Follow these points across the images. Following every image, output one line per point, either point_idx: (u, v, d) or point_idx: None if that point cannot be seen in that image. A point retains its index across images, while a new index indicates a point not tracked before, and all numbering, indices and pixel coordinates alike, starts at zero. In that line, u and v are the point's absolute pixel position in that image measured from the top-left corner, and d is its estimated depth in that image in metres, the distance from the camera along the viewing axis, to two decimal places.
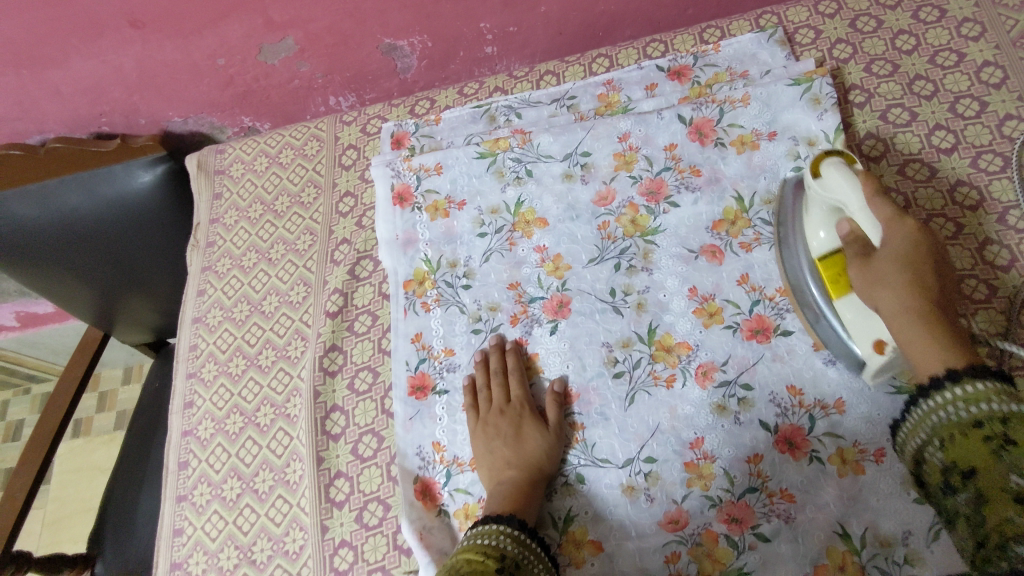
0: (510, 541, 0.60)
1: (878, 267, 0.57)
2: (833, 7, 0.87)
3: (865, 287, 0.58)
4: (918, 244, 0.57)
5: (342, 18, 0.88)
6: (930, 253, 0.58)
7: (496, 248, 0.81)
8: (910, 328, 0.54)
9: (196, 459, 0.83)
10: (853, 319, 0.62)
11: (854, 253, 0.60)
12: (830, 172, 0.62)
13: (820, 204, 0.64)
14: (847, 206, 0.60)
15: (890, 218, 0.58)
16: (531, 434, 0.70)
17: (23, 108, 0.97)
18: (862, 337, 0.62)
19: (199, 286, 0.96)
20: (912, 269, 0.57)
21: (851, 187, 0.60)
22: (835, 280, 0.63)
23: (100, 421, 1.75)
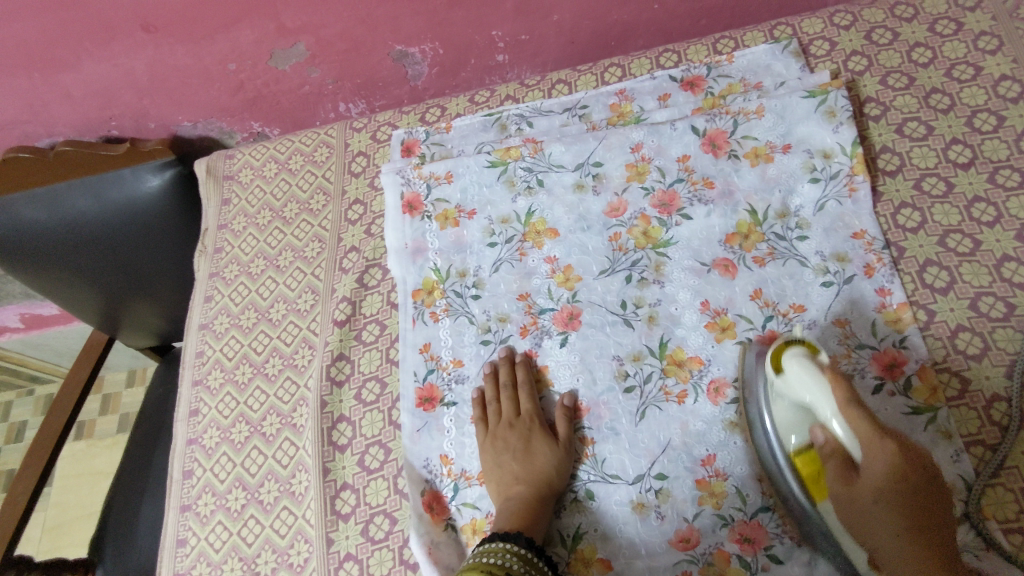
0: (517, 559, 0.59)
1: (862, 501, 0.54)
2: (848, 19, 0.86)
3: (851, 524, 0.55)
4: (902, 469, 0.54)
5: (354, 24, 0.88)
6: (918, 473, 0.54)
7: (506, 259, 0.80)
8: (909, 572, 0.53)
9: (201, 468, 0.83)
10: (835, 526, 0.57)
11: (835, 479, 0.55)
12: (794, 374, 0.58)
13: (788, 400, 0.59)
14: (818, 411, 0.56)
15: (870, 447, 0.54)
16: (539, 447, 0.69)
17: (33, 112, 0.97)
18: (847, 550, 0.57)
19: (206, 292, 0.95)
20: (900, 495, 0.53)
21: (822, 393, 0.56)
22: (814, 481, 0.58)
23: (103, 425, 1.74)
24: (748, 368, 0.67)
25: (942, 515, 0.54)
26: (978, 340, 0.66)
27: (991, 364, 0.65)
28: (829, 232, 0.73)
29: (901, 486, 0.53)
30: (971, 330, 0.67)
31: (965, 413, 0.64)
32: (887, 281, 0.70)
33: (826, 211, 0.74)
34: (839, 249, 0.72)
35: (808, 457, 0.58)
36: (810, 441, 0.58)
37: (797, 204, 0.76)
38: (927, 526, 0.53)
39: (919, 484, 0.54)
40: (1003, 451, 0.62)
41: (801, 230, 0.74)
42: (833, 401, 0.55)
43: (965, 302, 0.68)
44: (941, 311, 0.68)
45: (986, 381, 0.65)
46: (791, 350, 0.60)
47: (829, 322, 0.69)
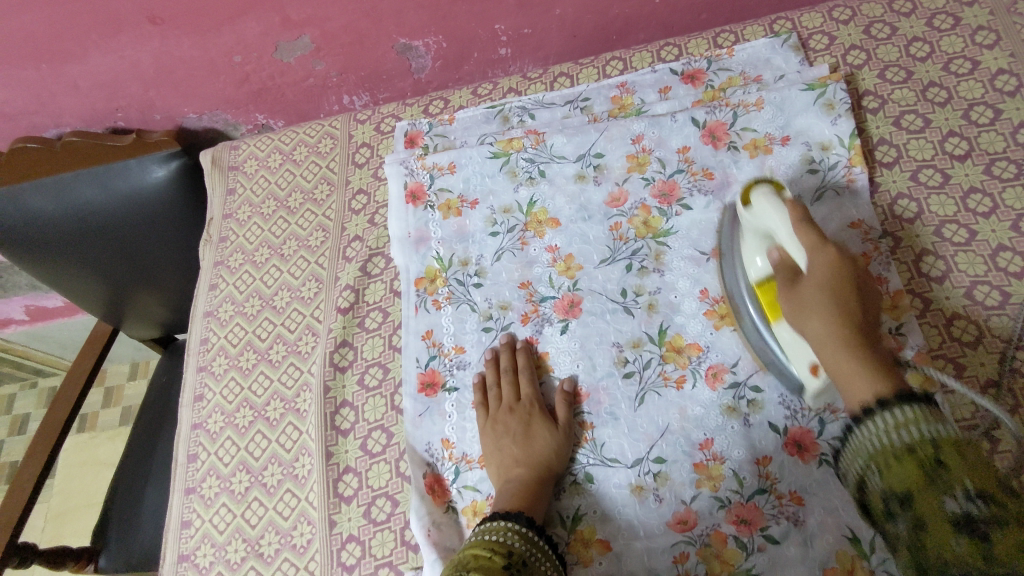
0: (518, 537, 0.60)
1: (801, 292, 0.57)
2: (847, 14, 0.87)
3: (793, 313, 0.58)
4: (840, 268, 0.56)
5: (358, 17, 0.89)
6: (854, 278, 0.57)
7: (508, 248, 0.81)
8: (835, 358, 0.54)
9: (205, 452, 0.84)
10: (789, 342, 0.63)
11: (784, 279, 0.59)
12: (762, 203, 0.62)
13: (753, 233, 0.65)
14: (777, 233, 0.60)
15: (812, 244, 0.57)
16: (539, 430, 0.70)
17: (41, 102, 0.98)
18: (797, 359, 0.63)
19: (211, 280, 0.96)
20: (836, 288, 0.56)
21: (778, 215, 0.60)
22: (772, 306, 0.64)
23: (106, 416, 1.75)
24: (725, 237, 0.73)
25: (874, 326, 0.56)
26: (973, 328, 0.67)
27: (985, 352, 0.66)
28: (827, 222, 0.74)
29: (838, 282, 0.56)
30: (967, 318, 0.68)
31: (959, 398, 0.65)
32: (884, 268, 0.71)
33: (824, 201, 0.75)
34: (836, 238, 0.73)
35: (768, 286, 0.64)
36: (768, 267, 0.64)
37: (795, 195, 0.77)
38: (860, 322, 0.55)
39: (855, 288, 0.56)
40: (997, 435, 0.62)
41: None
42: (787, 221, 0.59)
43: (960, 290, 0.69)
44: (936, 299, 0.69)
45: (981, 368, 0.66)
46: (759, 187, 0.64)
47: None
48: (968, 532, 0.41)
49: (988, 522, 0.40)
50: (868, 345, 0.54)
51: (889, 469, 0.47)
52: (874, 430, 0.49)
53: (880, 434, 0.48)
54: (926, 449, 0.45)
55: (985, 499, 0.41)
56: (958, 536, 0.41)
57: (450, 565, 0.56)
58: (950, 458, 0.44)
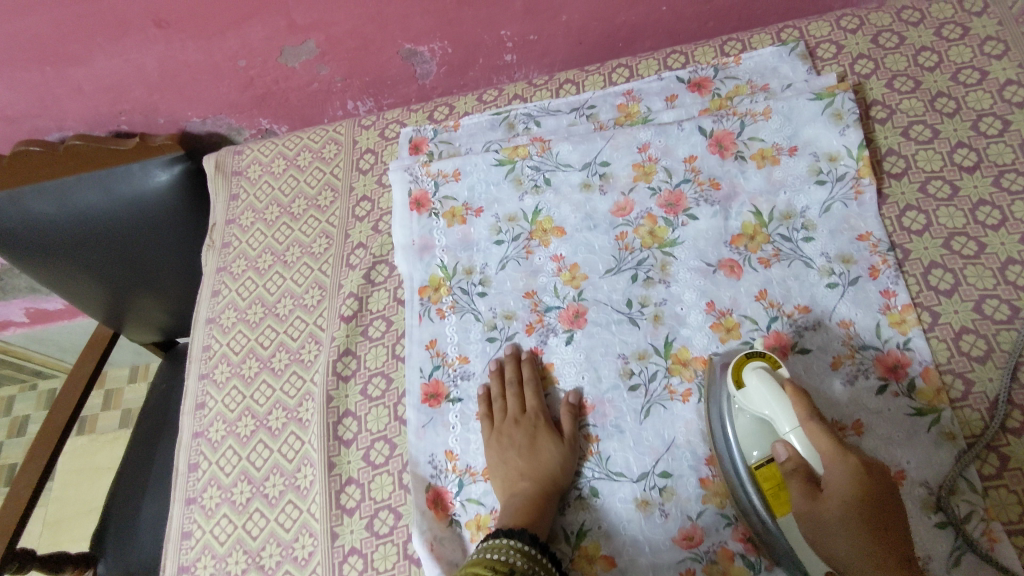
0: (519, 556, 0.59)
1: (821, 517, 0.53)
2: (855, 22, 0.87)
3: (815, 532, 0.54)
4: (863, 482, 0.52)
5: (364, 22, 0.89)
6: (878, 491, 0.52)
7: (512, 257, 0.81)
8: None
9: (206, 461, 0.83)
10: (797, 541, 0.57)
11: (797, 491, 0.55)
12: (757, 385, 0.60)
13: (749, 416, 0.61)
14: (777, 424, 0.58)
15: (828, 458, 0.53)
16: (544, 444, 0.69)
17: (44, 106, 0.97)
18: (807, 561, 0.57)
19: (214, 287, 0.96)
20: (867, 513, 0.52)
21: (783, 407, 0.57)
22: (776, 495, 0.59)
23: (105, 421, 1.74)
24: (715, 382, 0.67)
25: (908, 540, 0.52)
26: (982, 343, 0.67)
27: (993, 367, 0.65)
28: (834, 234, 0.74)
29: (864, 502, 0.52)
30: (976, 332, 0.67)
31: (968, 415, 0.64)
32: (891, 281, 0.70)
33: (832, 213, 0.75)
34: (844, 250, 0.73)
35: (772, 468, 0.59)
36: (771, 455, 0.58)
37: (803, 205, 0.76)
38: (892, 544, 0.51)
39: (883, 504, 0.52)
40: (1007, 453, 0.62)
41: (807, 232, 0.74)
42: (794, 416, 0.56)
43: (969, 304, 0.68)
44: (945, 313, 0.69)
45: (988, 384, 0.65)
46: (752, 363, 0.62)
47: (834, 324, 0.70)
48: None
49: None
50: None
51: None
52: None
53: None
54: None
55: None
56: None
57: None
58: None
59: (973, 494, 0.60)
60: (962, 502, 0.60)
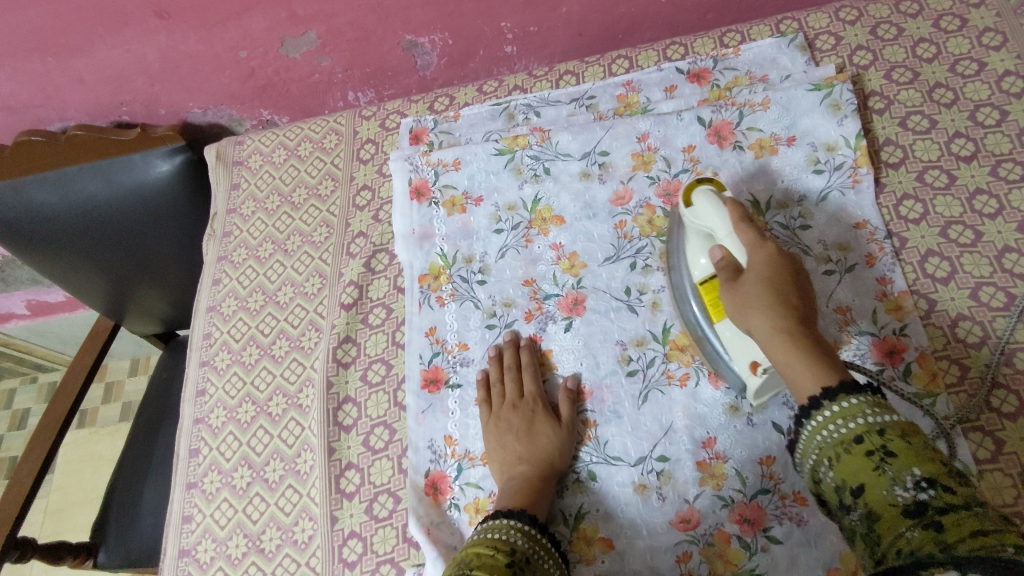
0: (521, 535, 0.60)
1: (742, 292, 0.58)
2: (854, 14, 0.87)
3: (738, 312, 0.58)
4: (778, 264, 0.58)
5: (364, 14, 0.89)
6: (792, 275, 0.59)
7: (512, 245, 0.81)
8: (783, 349, 0.54)
9: (207, 447, 0.84)
10: (733, 340, 0.63)
11: (726, 279, 0.61)
12: (701, 203, 0.64)
13: (695, 233, 0.66)
14: (716, 232, 0.63)
15: (752, 243, 0.60)
16: (543, 427, 0.70)
17: (46, 96, 0.98)
18: (738, 355, 0.63)
19: (215, 275, 0.96)
20: (777, 286, 0.57)
21: (721, 217, 0.62)
22: (714, 304, 0.65)
23: (106, 412, 1.75)
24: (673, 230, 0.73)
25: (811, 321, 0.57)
26: (978, 329, 0.67)
27: (990, 353, 0.66)
28: (832, 223, 0.74)
29: (779, 281, 0.58)
30: (972, 319, 0.68)
31: (964, 400, 0.64)
32: (888, 269, 0.71)
33: (829, 202, 0.75)
34: (842, 239, 0.73)
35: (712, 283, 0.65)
36: (712, 265, 0.64)
37: (800, 194, 0.76)
38: (802, 315, 0.56)
39: (796, 284, 0.58)
40: (1002, 438, 0.62)
41: (805, 220, 0.75)
42: (729, 223, 0.62)
43: (966, 291, 0.69)
44: (941, 301, 0.69)
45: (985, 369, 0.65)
46: (702, 187, 0.65)
47: (830, 310, 0.70)
48: (918, 518, 0.41)
49: (936, 504, 0.41)
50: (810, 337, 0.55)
51: (843, 463, 0.48)
52: (824, 423, 0.51)
53: (829, 429, 0.50)
54: (873, 437, 0.47)
55: (928, 482, 0.42)
56: (910, 525, 0.42)
57: (452, 564, 0.56)
58: (897, 446, 0.45)
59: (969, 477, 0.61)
60: None
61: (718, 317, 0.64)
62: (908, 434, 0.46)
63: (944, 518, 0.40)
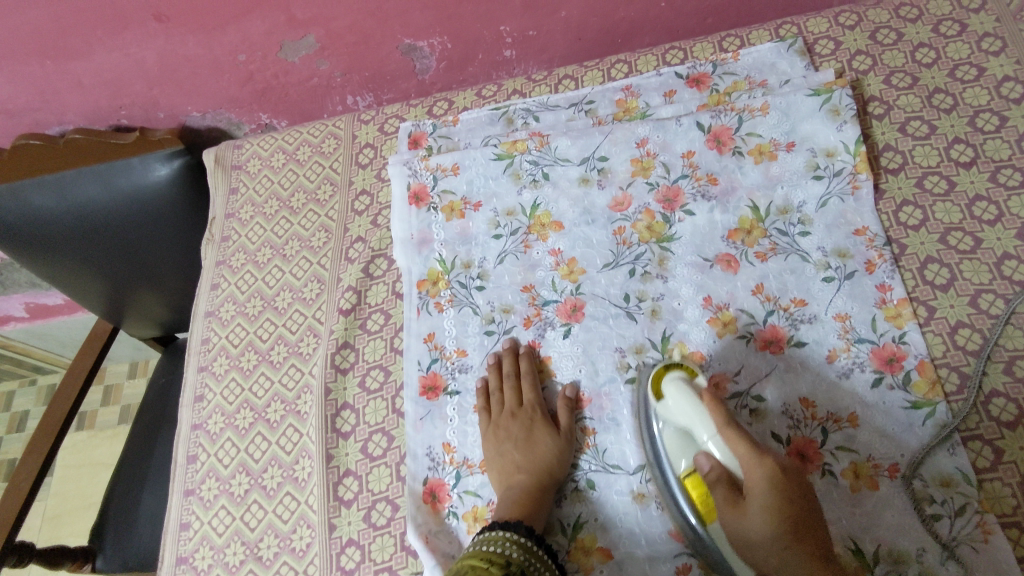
0: (517, 548, 0.59)
1: (736, 508, 0.56)
2: (854, 19, 0.87)
3: (737, 533, 0.56)
4: (779, 484, 0.55)
5: (363, 17, 0.89)
6: (796, 483, 0.56)
7: (510, 251, 0.81)
8: (807, 574, 0.51)
9: (205, 453, 0.83)
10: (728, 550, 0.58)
11: (718, 494, 0.58)
12: (674, 397, 0.65)
13: (670, 427, 0.65)
14: (695, 431, 0.62)
15: (740, 455, 0.58)
16: (541, 437, 0.69)
17: (44, 100, 0.98)
18: (740, 568, 0.58)
19: (213, 280, 0.96)
20: (783, 505, 0.54)
21: (699, 414, 0.62)
22: (703, 501, 0.61)
23: (104, 416, 1.74)
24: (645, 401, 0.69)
25: (819, 523, 0.55)
26: (978, 337, 0.67)
27: (990, 362, 0.65)
28: (831, 228, 0.74)
29: (782, 497, 0.54)
30: (971, 327, 0.67)
31: (963, 408, 0.64)
32: (887, 275, 0.71)
33: (828, 207, 0.75)
34: (841, 245, 0.73)
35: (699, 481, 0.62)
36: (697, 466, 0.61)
37: (799, 200, 0.76)
38: (805, 519, 0.54)
39: (801, 497, 0.55)
40: (1001, 447, 0.62)
41: (804, 226, 0.75)
42: (712, 421, 0.61)
43: (965, 298, 0.69)
44: (940, 308, 0.69)
45: (984, 378, 0.65)
46: (671, 374, 0.67)
47: (829, 317, 0.70)
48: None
49: None
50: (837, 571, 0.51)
51: None
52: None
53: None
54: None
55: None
56: None
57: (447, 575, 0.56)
58: None
59: (967, 487, 0.61)
60: (957, 496, 0.61)
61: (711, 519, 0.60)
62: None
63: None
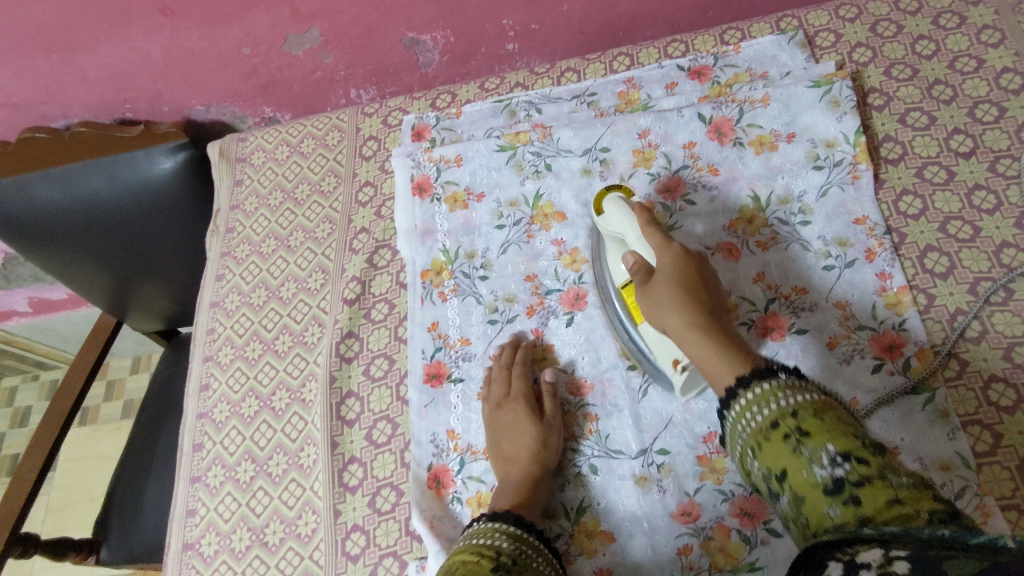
0: (506, 537, 0.59)
1: (651, 289, 0.62)
2: (854, 12, 0.88)
3: (652, 310, 0.61)
4: (683, 264, 0.62)
5: (367, 11, 0.90)
6: (699, 275, 0.62)
7: (513, 240, 0.82)
8: (697, 338, 0.57)
9: (210, 441, 0.84)
10: (653, 340, 0.66)
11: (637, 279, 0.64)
12: (612, 213, 0.69)
13: (610, 239, 0.70)
14: (627, 237, 0.68)
15: (656, 240, 0.64)
16: (525, 419, 0.70)
17: (49, 93, 0.98)
18: (659, 354, 0.66)
19: (217, 271, 0.97)
20: (683, 279, 0.61)
21: (630, 222, 0.67)
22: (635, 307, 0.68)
23: (107, 410, 1.75)
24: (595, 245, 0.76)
25: (718, 306, 0.61)
26: (977, 324, 0.68)
27: (988, 347, 0.66)
28: (831, 218, 0.75)
29: (687, 285, 0.60)
30: (970, 314, 0.68)
31: (963, 393, 0.65)
32: (887, 263, 0.71)
33: (829, 197, 0.76)
34: (841, 234, 0.74)
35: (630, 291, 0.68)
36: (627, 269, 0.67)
37: (800, 190, 0.77)
38: (708, 304, 0.60)
39: (702, 280, 0.62)
40: (1001, 431, 0.63)
41: (804, 216, 0.75)
42: (638, 226, 0.66)
43: (964, 286, 0.69)
44: (940, 295, 0.70)
45: (983, 363, 0.66)
46: (611, 196, 0.70)
47: (830, 305, 0.71)
48: (839, 497, 0.42)
49: (858, 484, 0.42)
50: (717, 327, 0.58)
51: (767, 452, 0.48)
52: (748, 407, 0.50)
53: (751, 413, 0.50)
54: (788, 421, 0.47)
55: (849, 460, 0.43)
56: (831, 503, 0.43)
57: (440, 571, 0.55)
58: (810, 426, 0.46)
59: (966, 470, 0.61)
60: (956, 479, 0.61)
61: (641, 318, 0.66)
62: (820, 413, 0.46)
63: (862, 492, 0.41)
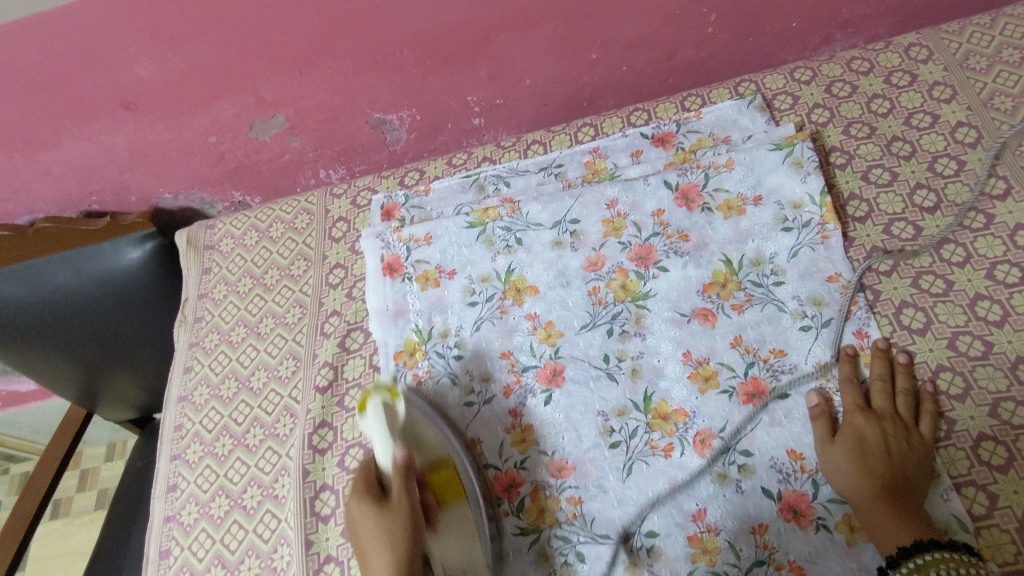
0: None
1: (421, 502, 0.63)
2: (808, 74, 0.90)
3: (832, 472, 0.64)
4: (885, 417, 0.65)
5: (332, 95, 0.91)
6: (902, 429, 0.64)
7: (487, 317, 0.80)
8: (872, 511, 0.60)
9: (178, 547, 0.80)
10: (460, 522, 0.66)
11: (395, 489, 0.60)
12: (371, 419, 0.64)
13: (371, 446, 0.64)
14: (383, 449, 0.62)
15: (842, 387, 0.68)
16: (363, 512, 0.59)
17: (14, 190, 0.97)
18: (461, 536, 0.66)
19: (186, 362, 0.94)
20: (895, 446, 0.63)
21: (386, 439, 0.63)
22: (449, 486, 0.67)
23: (80, 502, 1.68)
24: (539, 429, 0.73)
25: (907, 474, 0.61)
26: (959, 380, 0.66)
27: (973, 405, 0.65)
28: (804, 278, 0.74)
29: (903, 444, 0.63)
30: (952, 370, 0.67)
31: (953, 454, 0.63)
32: (863, 322, 0.71)
33: (800, 258, 0.75)
34: (816, 293, 0.73)
35: (449, 470, 0.68)
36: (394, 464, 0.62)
37: (771, 252, 0.76)
38: (893, 477, 0.61)
39: (925, 445, 0.63)
40: (995, 492, 0.61)
41: (777, 277, 0.75)
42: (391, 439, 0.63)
43: (943, 342, 0.69)
44: (920, 352, 0.69)
45: (970, 422, 0.65)
46: (374, 400, 0.65)
47: (810, 366, 0.70)
48: None
49: None
50: (902, 495, 0.60)
51: None
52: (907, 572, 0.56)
53: None
54: None
55: None
56: None
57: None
58: None
59: (965, 535, 0.60)
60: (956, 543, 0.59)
61: (455, 500, 0.67)
62: None
63: None
